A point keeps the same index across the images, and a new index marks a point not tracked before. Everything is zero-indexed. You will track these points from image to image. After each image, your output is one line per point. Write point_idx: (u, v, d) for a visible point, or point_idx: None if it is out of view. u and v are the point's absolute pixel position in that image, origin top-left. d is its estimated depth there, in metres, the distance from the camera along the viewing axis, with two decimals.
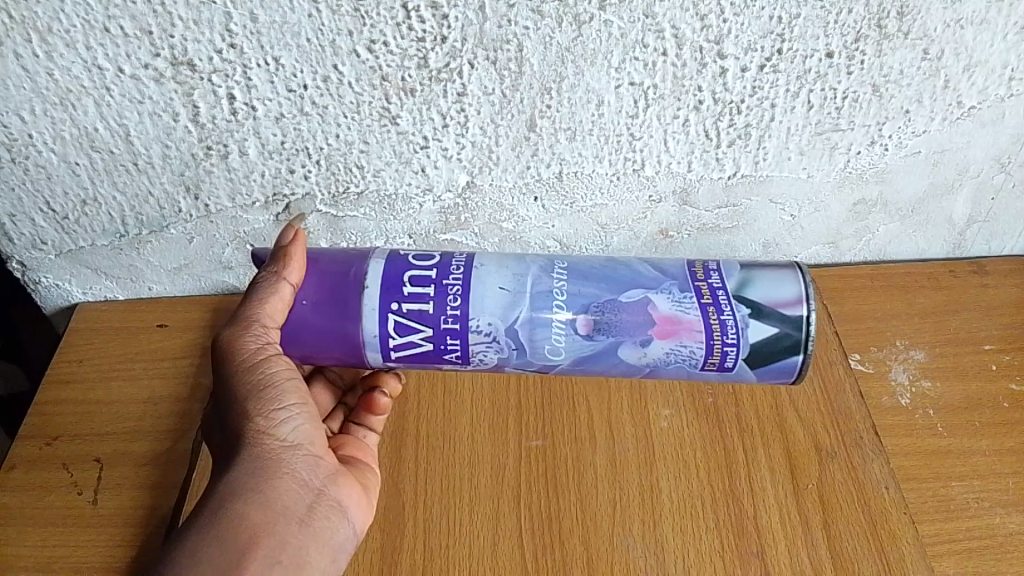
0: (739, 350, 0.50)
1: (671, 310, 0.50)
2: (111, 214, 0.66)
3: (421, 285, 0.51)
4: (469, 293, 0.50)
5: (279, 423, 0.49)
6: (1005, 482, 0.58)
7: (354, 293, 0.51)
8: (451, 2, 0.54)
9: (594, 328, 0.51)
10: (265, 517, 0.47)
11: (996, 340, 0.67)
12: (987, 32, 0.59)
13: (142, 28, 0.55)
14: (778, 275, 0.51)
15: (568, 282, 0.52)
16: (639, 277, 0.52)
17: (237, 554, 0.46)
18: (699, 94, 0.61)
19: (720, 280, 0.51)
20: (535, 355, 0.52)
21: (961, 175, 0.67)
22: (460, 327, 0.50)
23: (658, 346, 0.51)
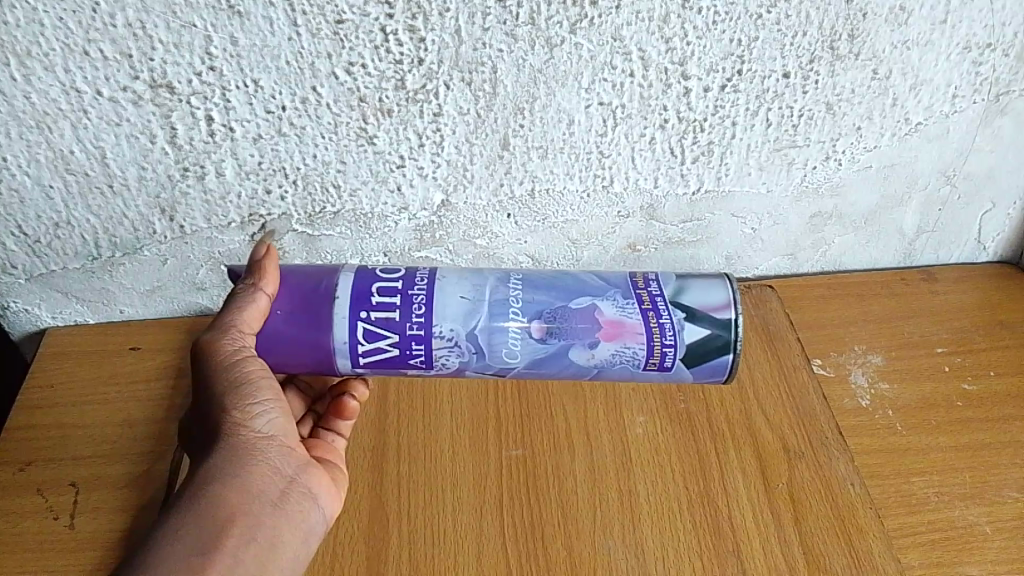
0: (676, 351, 0.52)
1: (616, 314, 0.53)
2: (84, 237, 0.66)
3: (387, 296, 0.52)
4: (432, 301, 0.52)
5: (254, 416, 0.50)
6: (962, 476, 0.61)
7: (328, 304, 0.52)
8: (428, 25, 0.56)
9: (547, 332, 0.52)
10: (242, 498, 0.48)
11: (948, 343, 0.71)
12: (931, 53, 0.62)
13: (122, 51, 0.55)
14: (709, 282, 0.54)
15: (522, 291, 0.53)
16: (586, 285, 0.54)
17: (215, 531, 0.46)
18: (665, 113, 0.63)
19: (658, 288, 0.54)
20: (493, 360, 0.53)
21: (909, 187, 0.71)
22: (424, 333, 0.52)
23: (606, 347, 0.53)
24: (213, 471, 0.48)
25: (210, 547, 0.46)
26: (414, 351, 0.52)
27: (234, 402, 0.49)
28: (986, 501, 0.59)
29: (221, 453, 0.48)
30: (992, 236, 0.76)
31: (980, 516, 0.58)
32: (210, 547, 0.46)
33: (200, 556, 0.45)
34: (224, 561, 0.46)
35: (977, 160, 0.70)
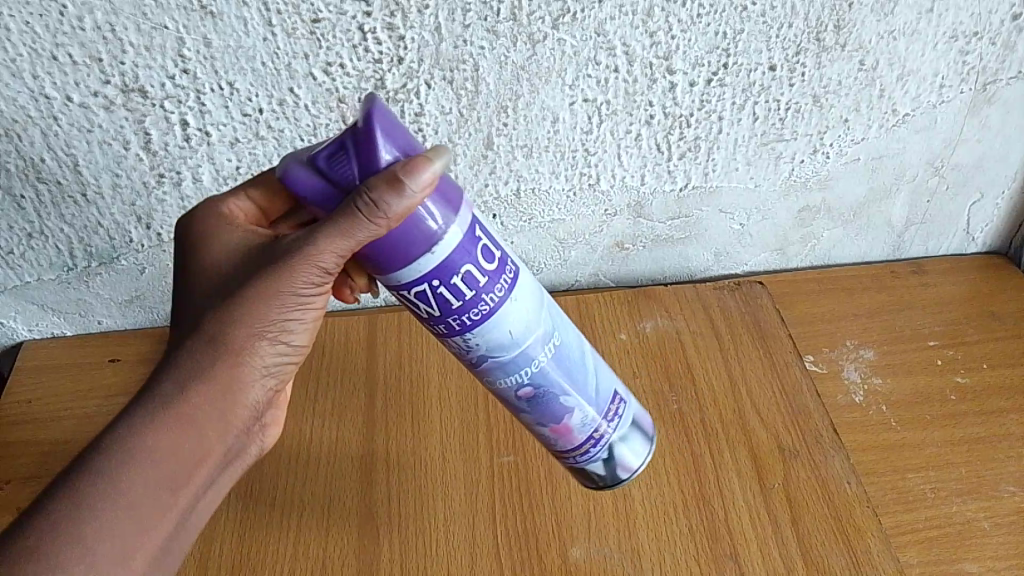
0: (570, 463, 0.50)
1: (577, 424, 0.48)
2: (59, 247, 0.64)
3: (467, 281, 0.41)
4: (489, 316, 0.42)
5: (271, 341, 0.42)
6: (958, 471, 0.60)
7: (415, 247, 0.39)
8: (407, 23, 0.55)
9: (530, 395, 0.47)
10: (215, 442, 0.41)
11: (940, 335, 0.70)
12: (919, 42, 0.62)
13: (91, 56, 0.54)
14: (639, 446, 0.52)
15: (547, 361, 0.46)
16: (586, 387, 0.48)
17: (176, 474, 0.40)
18: (650, 109, 0.62)
19: (615, 424, 0.50)
20: (480, 375, 0.46)
21: (898, 179, 0.71)
22: (456, 330, 0.43)
23: (543, 432, 0.49)
24: (195, 387, 0.40)
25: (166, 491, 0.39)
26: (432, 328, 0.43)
27: (264, 322, 0.41)
28: (984, 497, 0.58)
29: (220, 373, 0.41)
30: (981, 227, 0.76)
31: (978, 511, 0.58)
32: (170, 489, 0.39)
33: (158, 500, 0.39)
34: (180, 505, 0.40)
35: (964, 151, 0.69)
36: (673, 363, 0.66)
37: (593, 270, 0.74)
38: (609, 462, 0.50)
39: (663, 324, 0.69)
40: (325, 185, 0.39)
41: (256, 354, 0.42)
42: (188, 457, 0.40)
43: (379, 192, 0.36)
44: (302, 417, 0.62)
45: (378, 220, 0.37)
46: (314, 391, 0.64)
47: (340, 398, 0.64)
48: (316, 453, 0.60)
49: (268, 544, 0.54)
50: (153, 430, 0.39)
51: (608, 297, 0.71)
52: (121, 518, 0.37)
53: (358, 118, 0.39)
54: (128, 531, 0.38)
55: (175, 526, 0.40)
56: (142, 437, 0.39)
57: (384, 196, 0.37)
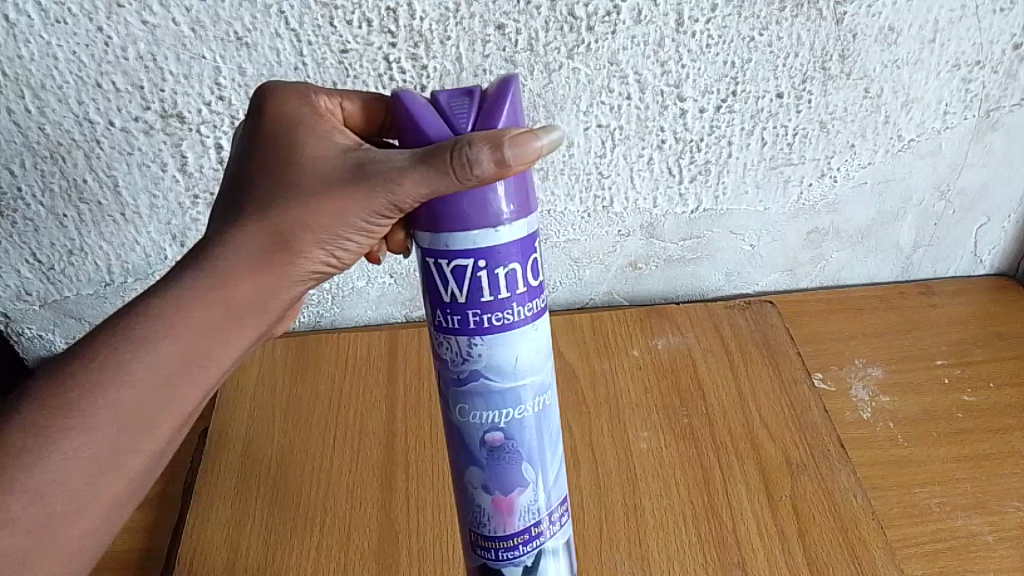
0: (484, 559, 0.46)
1: (521, 505, 0.44)
2: (97, 264, 0.67)
3: (511, 279, 0.38)
4: (511, 329, 0.39)
5: (325, 248, 0.41)
6: (963, 487, 0.61)
7: (479, 217, 0.37)
8: (430, 53, 0.58)
9: (496, 446, 0.42)
10: (244, 331, 0.42)
11: (947, 355, 0.71)
12: (921, 71, 0.64)
13: (133, 83, 0.57)
14: (560, 573, 0.47)
15: (533, 418, 0.42)
16: (549, 474, 0.44)
17: (204, 355, 0.41)
18: (662, 134, 0.65)
19: (553, 528, 0.46)
20: (454, 399, 0.42)
21: (905, 203, 0.73)
22: (469, 328, 0.39)
23: (482, 499, 0.43)
24: (232, 277, 0.40)
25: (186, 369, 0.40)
26: (440, 316, 0.40)
27: (322, 232, 0.40)
28: (989, 511, 0.59)
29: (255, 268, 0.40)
30: (988, 249, 0.77)
31: (983, 525, 0.58)
32: (194, 368, 0.41)
33: (178, 379, 0.40)
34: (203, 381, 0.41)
35: (970, 175, 0.71)
36: (684, 379, 0.68)
37: (607, 289, 0.76)
38: (527, 574, 0.46)
39: (674, 341, 0.71)
40: (435, 119, 0.37)
41: (303, 257, 0.41)
42: (215, 341, 0.41)
43: (478, 145, 0.34)
44: (326, 429, 0.65)
45: (463, 170, 0.35)
46: (337, 402, 0.67)
47: (361, 407, 0.66)
48: (338, 460, 0.62)
49: (291, 548, 0.56)
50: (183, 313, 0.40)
51: (621, 316, 0.73)
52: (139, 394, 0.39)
53: (491, 84, 0.38)
54: (142, 407, 0.39)
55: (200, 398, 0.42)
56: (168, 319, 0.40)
57: (479, 150, 0.34)
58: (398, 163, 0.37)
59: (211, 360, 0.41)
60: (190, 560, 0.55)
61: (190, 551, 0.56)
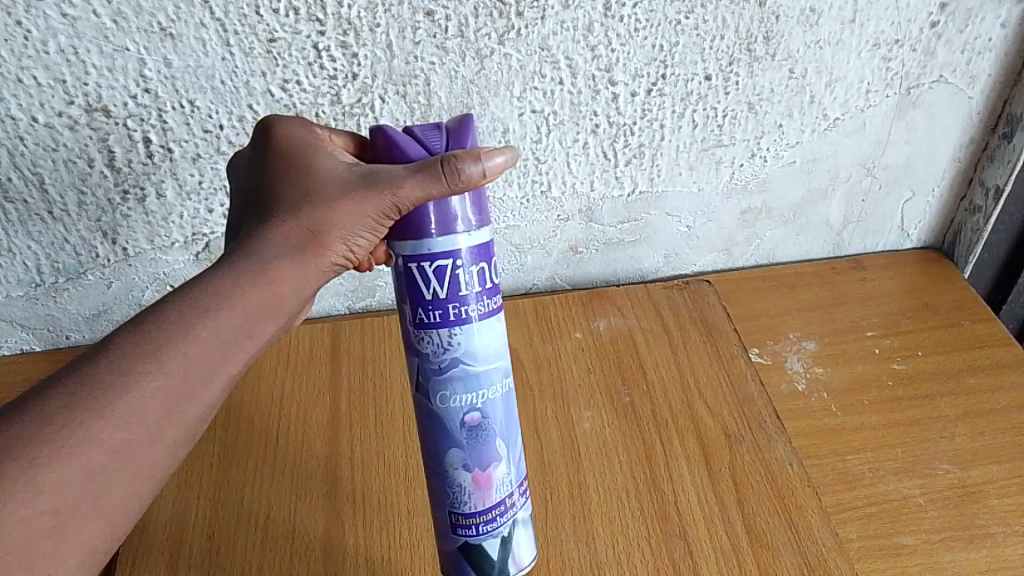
0: (465, 538, 0.47)
1: (497, 480, 0.46)
2: (27, 264, 0.66)
3: (482, 277, 0.43)
4: (487, 318, 0.44)
5: (345, 245, 0.44)
6: (894, 452, 0.63)
7: (461, 222, 0.42)
8: (360, 41, 0.58)
9: (474, 426, 0.45)
10: (277, 314, 0.43)
11: (878, 326, 0.73)
12: (843, 51, 0.66)
13: (56, 77, 0.56)
14: (529, 540, 0.49)
15: (504, 400, 0.46)
16: (517, 451, 0.48)
17: (249, 330, 0.41)
18: (595, 119, 0.66)
19: (523, 500, 0.49)
20: (433, 387, 0.44)
21: (834, 180, 0.75)
22: (449, 319, 0.43)
23: (461, 478, 0.46)
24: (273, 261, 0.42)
25: (235, 339, 0.40)
26: (418, 312, 0.43)
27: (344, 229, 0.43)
28: (919, 474, 0.62)
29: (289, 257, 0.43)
30: (915, 223, 0.80)
31: (913, 488, 0.61)
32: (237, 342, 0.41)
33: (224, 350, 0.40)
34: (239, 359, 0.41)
35: (895, 152, 0.74)
36: (626, 359, 0.69)
37: (549, 274, 0.77)
38: (505, 547, 0.48)
39: (615, 323, 0.72)
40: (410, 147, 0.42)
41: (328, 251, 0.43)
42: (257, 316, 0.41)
43: (462, 157, 0.40)
44: (269, 421, 0.64)
45: (453, 187, 0.40)
46: (280, 396, 0.66)
47: (305, 400, 0.66)
48: (283, 452, 0.62)
49: (238, 542, 0.56)
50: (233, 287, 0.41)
51: (563, 300, 0.74)
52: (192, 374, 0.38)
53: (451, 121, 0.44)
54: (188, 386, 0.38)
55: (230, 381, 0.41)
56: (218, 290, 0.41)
57: (466, 163, 0.40)
58: (396, 173, 0.41)
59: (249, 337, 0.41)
60: (133, 559, 0.55)
61: (133, 551, 0.55)
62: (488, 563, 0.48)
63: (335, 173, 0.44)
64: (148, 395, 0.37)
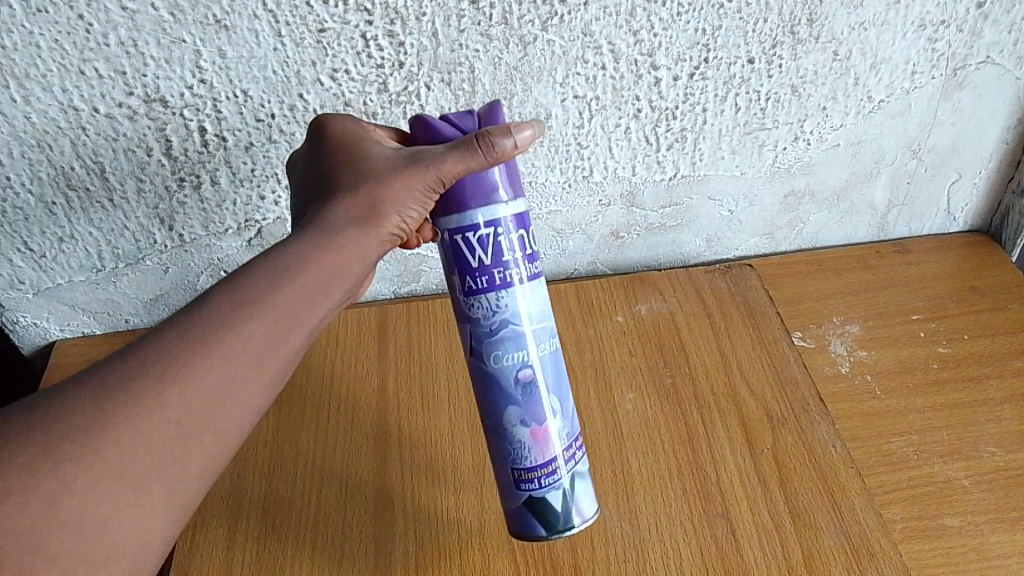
0: (529, 492, 0.51)
1: (552, 432, 0.51)
2: (88, 250, 0.68)
3: (522, 244, 0.49)
4: (529, 282, 0.50)
5: (402, 218, 0.46)
6: (939, 434, 0.63)
7: (500, 193, 0.47)
8: (407, 30, 0.59)
9: (526, 382, 0.50)
10: (345, 280, 0.45)
11: (923, 310, 0.73)
12: (889, 32, 0.65)
13: (116, 69, 0.58)
14: (590, 496, 0.52)
15: (550, 358, 0.51)
16: (568, 408, 0.52)
17: (321, 293, 0.43)
18: (637, 103, 0.66)
19: (580, 455, 0.52)
20: (487, 350, 0.50)
21: (878, 163, 0.74)
22: (496, 284, 0.49)
23: (520, 434, 0.50)
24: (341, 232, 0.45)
25: (309, 300, 0.43)
26: (467, 281, 0.49)
27: (399, 203, 0.46)
28: (964, 457, 0.61)
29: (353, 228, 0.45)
30: (961, 206, 0.79)
31: (958, 470, 0.60)
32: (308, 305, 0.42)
33: (298, 309, 0.42)
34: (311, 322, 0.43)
35: (941, 134, 0.73)
36: (668, 341, 0.69)
37: (590, 258, 0.78)
38: (567, 500, 0.51)
39: (657, 306, 0.72)
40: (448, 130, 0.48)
41: (386, 224, 0.46)
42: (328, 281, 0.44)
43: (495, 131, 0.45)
44: (319, 400, 0.66)
45: (490, 159, 0.45)
46: (329, 376, 0.68)
47: (355, 381, 0.67)
48: (334, 431, 0.64)
49: (293, 519, 0.58)
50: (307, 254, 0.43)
51: (605, 283, 0.75)
52: (282, 315, 0.41)
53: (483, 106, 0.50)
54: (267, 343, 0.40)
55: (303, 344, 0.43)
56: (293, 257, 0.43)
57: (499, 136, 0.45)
58: (440, 151, 0.45)
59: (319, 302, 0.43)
60: (193, 532, 0.57)
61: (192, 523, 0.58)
62: (554, 516, 0.51)
63: (384, 155, 0.47)
64: (244, 334, 0.39)
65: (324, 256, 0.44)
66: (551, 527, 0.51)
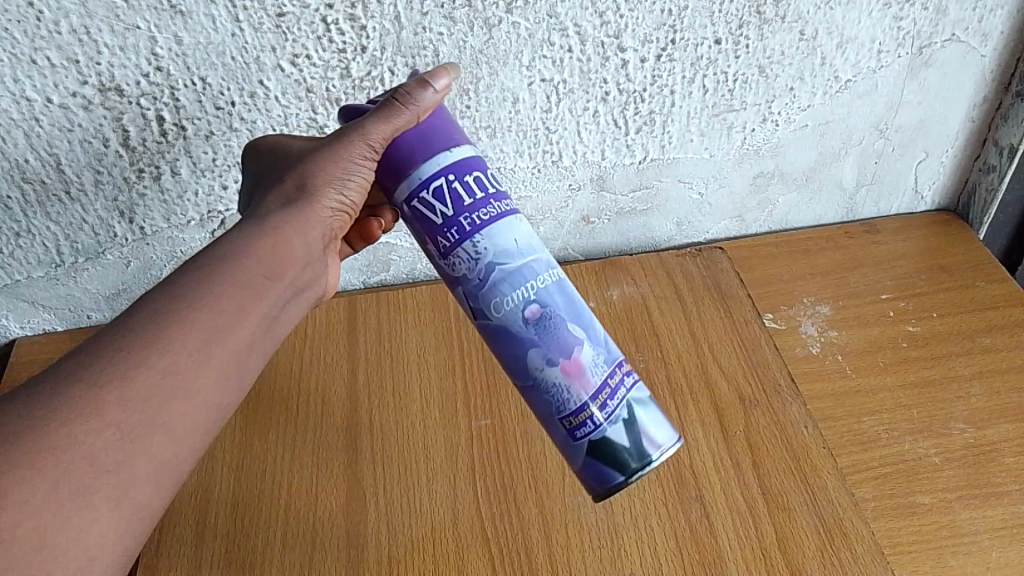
0: (587, 437, 0.49)
1: (585, 364, 0.49)
2: (46, 245, 0.67)
3: (480, 184, 0.48)
4: (501, 218, 0.48)
5: (339, 191, 0.49)
6: (910, 412, 0.63)
7: (439, 143, 0.47)
8: (368, 13, 0.58)
9: (538, 318, 0.48)
10: (291, 260, 0.46)
11: (892, 289, 0.73)
12: (854, 11, 0.65)
13: (69, 57, 0.57)
14: (657, 418, 0.51)
15: (554, 284, 0.49)
16: (596, 332, 0.50)
17: (265, 276, 0.44)
18: (605, 86, 0.66)
19: (629, 380, 0.51)
20: (485, 301, 0.48)
21: (846, 143, 0.74)
22: (467, 230, 0.47)
23: (553, 376, 0.49)
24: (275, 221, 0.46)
25: (255, 285, 0.43)
26: (440, 241, 0.48)
27: (333, 177, 0.48)
28: (934, 434, 0.62)
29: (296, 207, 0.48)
30: (929, 184, 0.80)
31: (929, 448, 0.61)
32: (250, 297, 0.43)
33: (241, 296, 0.42)
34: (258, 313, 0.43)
35: (908, 113, 0.73)
36: (640, 326, 0.69)
37: (562, 244, 0.77)
38: (631, 428, 0.49)
39: (629, 291, 0.72)
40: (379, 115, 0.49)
41: (322, 198, 0.48)
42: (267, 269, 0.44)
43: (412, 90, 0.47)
44: (288, 394, 0.65)
45: (412, 120, 0.46)
46: (297, 369, 0.67)
47: (324, 373, 0.66)
48: (305, 424, 0.63)
49: (261, 516, 0.57)
50: (244, 246, 0.44)
51: (576, 269, 0.75)
52: (240, 289, 0.42)
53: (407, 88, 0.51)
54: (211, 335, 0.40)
55: (253, 335, 0.43)
56: (230, 252, 0.44)
57: (416, 93, 0.47)
58: (359, 123, 0.47)
59: (263, 291, 0.43)
60: (161, 532, 0.56)
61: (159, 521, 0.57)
62: (622, 452, 0.49)
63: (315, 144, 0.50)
64: (187, 326, 0.39)
65: (266, 227, 0.46)
66: (624, 463, 0.49)
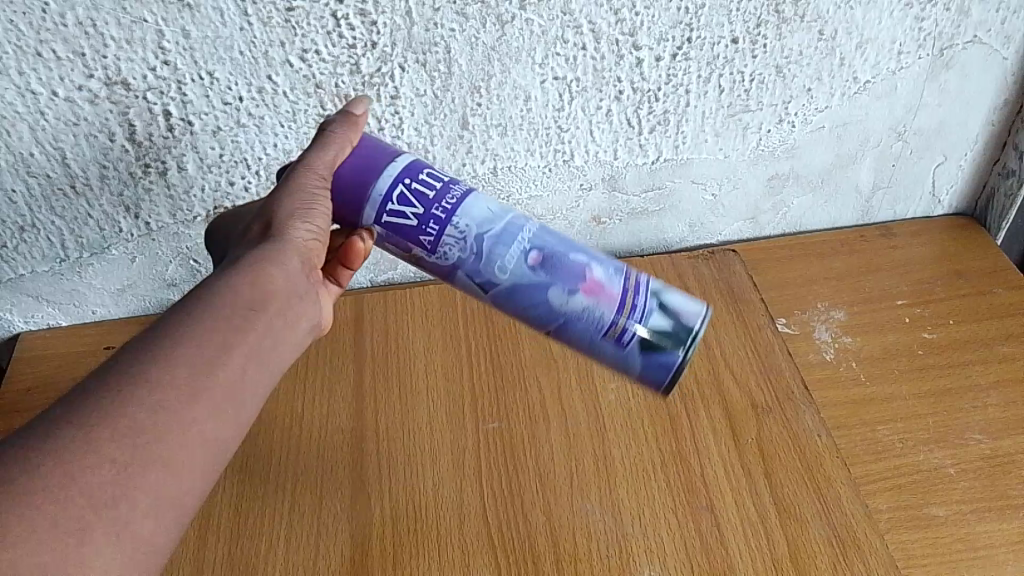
0: (632, 339, 0.50)
1: (602, 277, 0.50)
2: (51, 240, 0.66)
3: (434, 177, 0.49)
4: (466, 196, 0.49)
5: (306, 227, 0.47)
6: (925, 422, 0.62)
7: (382, 157, 0.49)
8: (379, 8, 0.57)
9: (539, 263, 0.49)
10: (274, 285, 0.44)
11: (908, 294, 0.72)
12: (874, 11, 0.64)
13: (74, 50, 0.56)
14: (681, 299, 0.51)
15: (535, 230, 0.50)
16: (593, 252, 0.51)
17: (249, 307, 0.42)
18: (619, 85, 0.64)
19: (642, 277, 0.51)
20: (489, 271, 0.49)
21: (864, 145, 0.73)
22: (442, 217, 0.48)
23: (578, 302, 0.49)
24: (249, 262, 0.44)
25: (236, 316, 0.41)
26: (423, 239, 0.49)
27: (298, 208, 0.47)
28: (950, 445, 0.61)
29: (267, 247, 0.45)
30: (946, 188, 0.78)
31: (945, 458, 0.60)
32: (235, 329, 0.41)
33: (224, 328, 0.41)
34: (247, 342, 0.41)
35: (927, 116, 0.72)
36: None
37: None
38: (666, 310, 0.50)
39: None
40: None
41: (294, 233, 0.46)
42: (248, 300, 0.42)
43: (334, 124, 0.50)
44: (293, 394, 0.64)
45: (343, 148, 0.49)
46: (302, 369, 0.66)
47: (330, 374, 0.66)
48: (311, 426, 0.62)
49: (265, 520, 0.56)
50: (222, 284, 0.43)
51: None
52: (226, 321, 0.41)
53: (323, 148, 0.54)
54: (194, 371, 0.38)
55: (246, 363, 0.41)
56: (208, 293, 0.42)
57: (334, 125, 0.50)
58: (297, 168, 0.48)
59: (250, 320, 0.42)
60: None
61: None
62: (664, 340, 0.50)
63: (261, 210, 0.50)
64: (166, 368, 0.38)
65: (242, 265, 0.44)
66: (669, 350, 0.50)
